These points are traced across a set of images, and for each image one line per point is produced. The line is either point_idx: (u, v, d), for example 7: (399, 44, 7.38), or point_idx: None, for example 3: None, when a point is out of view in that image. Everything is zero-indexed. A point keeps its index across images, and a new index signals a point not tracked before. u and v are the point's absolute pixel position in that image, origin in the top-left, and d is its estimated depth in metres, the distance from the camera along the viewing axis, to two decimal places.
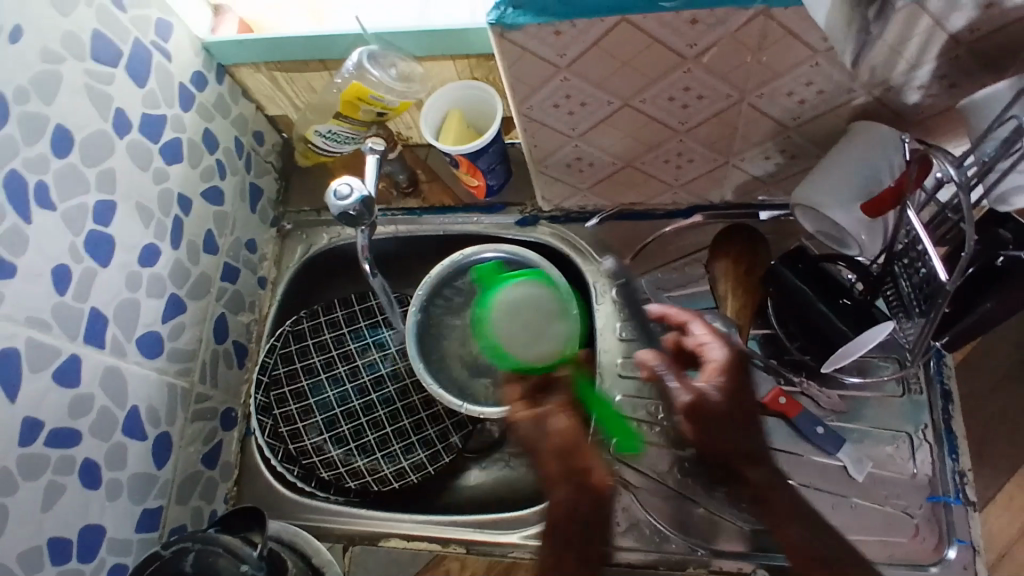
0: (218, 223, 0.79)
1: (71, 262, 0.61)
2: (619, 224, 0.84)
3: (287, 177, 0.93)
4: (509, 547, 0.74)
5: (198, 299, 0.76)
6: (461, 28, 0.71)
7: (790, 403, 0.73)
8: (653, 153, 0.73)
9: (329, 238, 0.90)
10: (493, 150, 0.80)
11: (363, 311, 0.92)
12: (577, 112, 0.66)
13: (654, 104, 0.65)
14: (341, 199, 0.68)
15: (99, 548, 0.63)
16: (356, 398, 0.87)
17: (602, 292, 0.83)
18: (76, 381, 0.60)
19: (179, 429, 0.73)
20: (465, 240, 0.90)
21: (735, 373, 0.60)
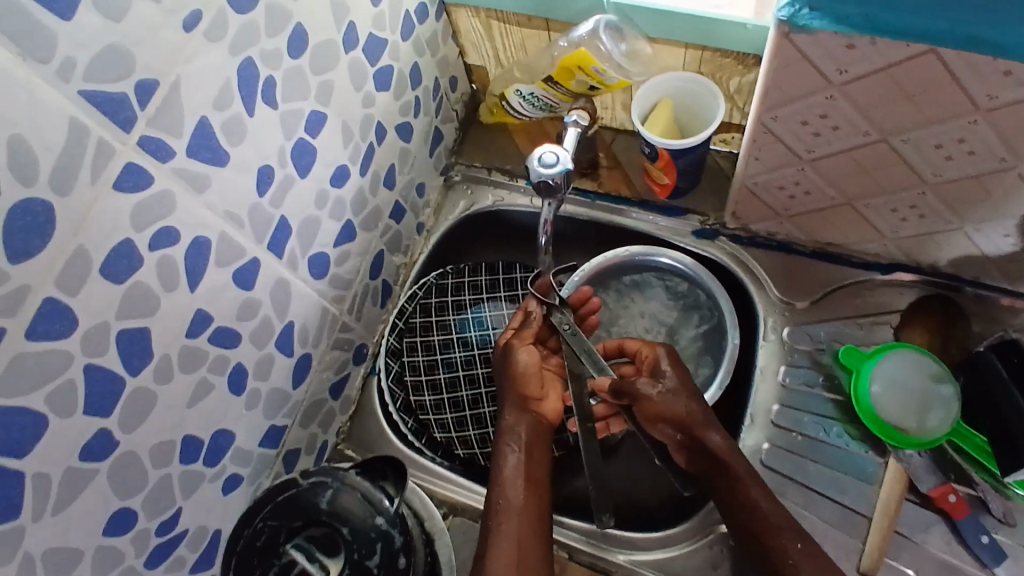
0: (401, 160, 0.78)
1: (276, 163, 0.59)
2: (805, 262, 0.78)
3: (466, 129, 0.91)
4: (612, 564, 0.71)
5: (366, 230, 0.74)
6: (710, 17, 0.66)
7: (959, 504, 0.66)
8: (881, 198, 0.66)
9: (494, 200, 0.88)
10: (697, 153, 0.75)
11: (506, 281, 0.89)
12: (823, 134, 0.60)
13: (914, 146, 0.58)
14: (544, 166, 0.64)
15: (225, 454, 0.63)
16: (481, 366, 0.85)
17: (769, 329, 0.77)
18: (250, 285, 0.59)
19: (320, 355, 0.72)
20: (633, 237, 0.85)
21: (676, 362, 0.73)
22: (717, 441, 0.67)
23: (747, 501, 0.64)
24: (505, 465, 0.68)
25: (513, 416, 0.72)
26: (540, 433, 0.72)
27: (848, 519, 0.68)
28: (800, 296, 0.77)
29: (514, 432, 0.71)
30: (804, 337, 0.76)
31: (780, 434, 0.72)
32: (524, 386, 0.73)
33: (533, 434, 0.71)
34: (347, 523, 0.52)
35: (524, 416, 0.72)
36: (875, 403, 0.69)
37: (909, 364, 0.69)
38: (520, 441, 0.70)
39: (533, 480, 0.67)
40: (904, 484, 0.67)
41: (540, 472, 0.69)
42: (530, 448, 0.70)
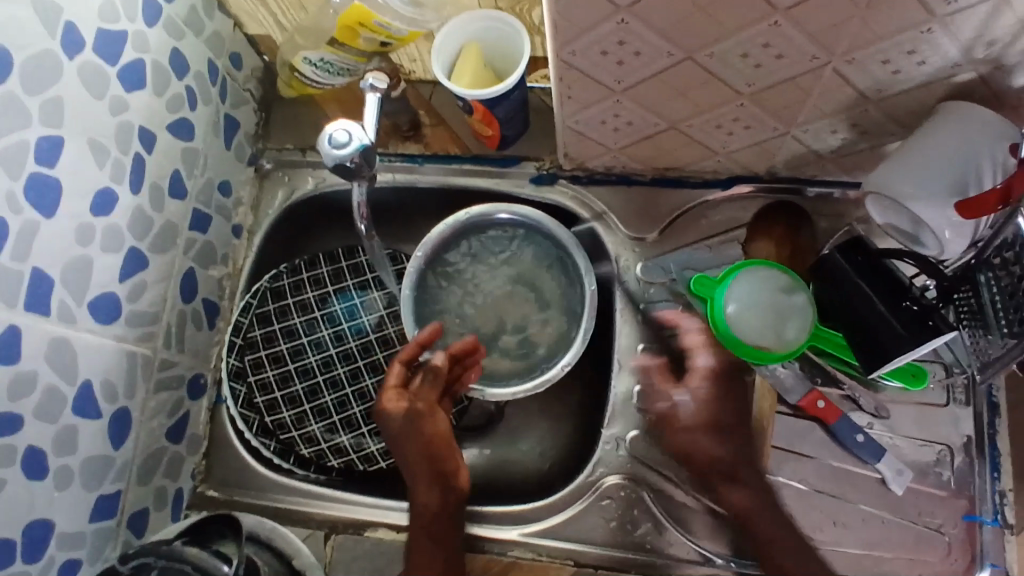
0: (187, 162, 0.68)
1: (8, 212, 0.49)
2: (648, 191, 0.75)
3: (268, 109, 0.80)
4: (508, 545, 0.68)
5: (162, 252, 0.65)
6: None
7: (829, 407, 0.67)
8: (705, 116, 0.62)
9: (316, 183, 0.79)
10: (516, 98, 0.69)
11: (351, 268, 0.82)
12: (628, 62, 0.55)
13: (722, 60, 0.54)
14: (336, 148, 0.56)
15: (48, 544, 0.55)
16: (341, 365, 0.78)
17: (624, 268, 0.74)
18: (16, 357, 0.50)
19: (140, 404, 0.63)
20: (473, 196, 0.79)
21: (721, 378, 0.67)
22: (738, 498, 0.64)
23: (734, 508, 0.64)
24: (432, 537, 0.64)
25: (433, 496, 0.66)
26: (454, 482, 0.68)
27: None
28: (649, 229, 0.74)
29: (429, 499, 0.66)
30: (659, 270, 0.73)
31: (652, 373, 0.71)
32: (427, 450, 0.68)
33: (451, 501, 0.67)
34: None
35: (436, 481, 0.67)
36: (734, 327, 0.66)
37: (759, 281, 0.66)
38: (433, 502, 0.66)
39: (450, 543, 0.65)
40: (773, 399, 0.67)
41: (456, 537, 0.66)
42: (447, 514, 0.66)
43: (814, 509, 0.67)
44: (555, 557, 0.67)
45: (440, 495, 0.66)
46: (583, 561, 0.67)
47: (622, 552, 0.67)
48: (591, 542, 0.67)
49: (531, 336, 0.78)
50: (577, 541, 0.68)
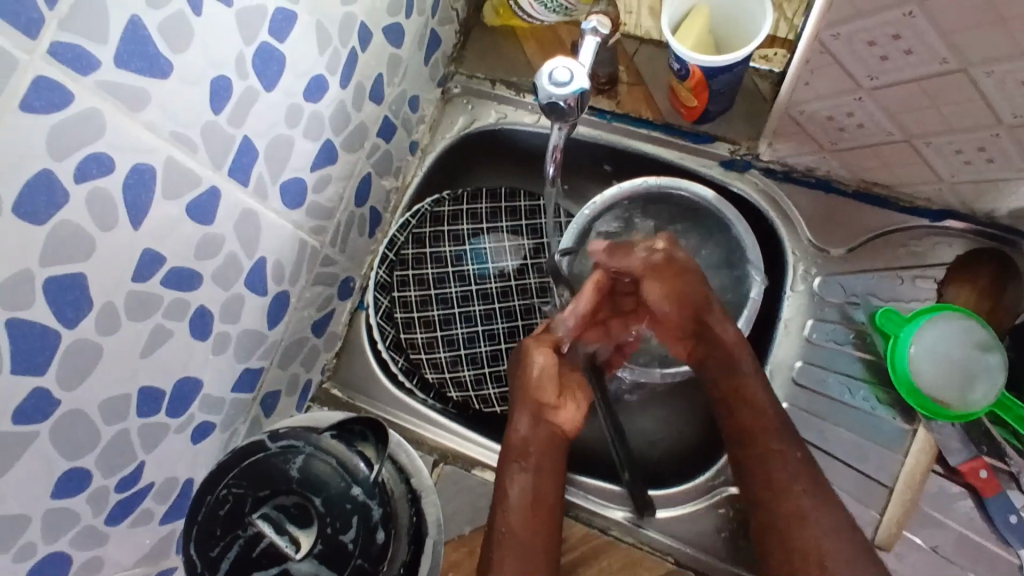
0: (389, 69, 0.68)
1: (234, 74, 0.50)
2: (846, 203, 0.69)
3: (468, 32, 0.79)
4: (610, 522, 0.67)
5: (349, 152, 0.66)
6: None
7: (990, 480, 0.61)
8: (948, 138, 0.56)
9: (497, 117, 0.78)
10: (734, 73, 0.65)
11: (509, 211, 0.81)
12: (893, 59, 0.50)
13: (1000, 81, 0.48)
14: (554, 86, 0.54)
15: (191, 402, 0.58)
16: (478, 303, 0.78)
17: (797, 278, 0.70)
18: (209, 218, 0.52)
19: (299, 292, 0.65)
20: (652, 165, 0.76)
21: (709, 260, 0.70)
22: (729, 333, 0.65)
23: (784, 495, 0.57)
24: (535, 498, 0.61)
25: (511, 478, 0.62)
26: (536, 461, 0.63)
27: (864, 487, 0.64)
28: (836, 243, 0.69)
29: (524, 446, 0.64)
30: (836, 288, 0.68)
31: (801, 394, 0.67)
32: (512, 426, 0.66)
33: (533, 482, 0.62)
34: (321, 493, 0.47)
35: (536, 426, 0.65)
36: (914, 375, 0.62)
37: (954, 333, 0.62)
38: (512, 491, 0.61)
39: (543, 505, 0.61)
40: (932, 455, 0.63)
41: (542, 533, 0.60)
42: (522, 497, 0.61)
43: None
44: (655, 548, 0.65)
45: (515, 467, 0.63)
46: (686, 563, 0.65)
47: (724, 565, 0.64)
48: (694, 546, 0.65)
49: None
50: (681, 540, 0.65)
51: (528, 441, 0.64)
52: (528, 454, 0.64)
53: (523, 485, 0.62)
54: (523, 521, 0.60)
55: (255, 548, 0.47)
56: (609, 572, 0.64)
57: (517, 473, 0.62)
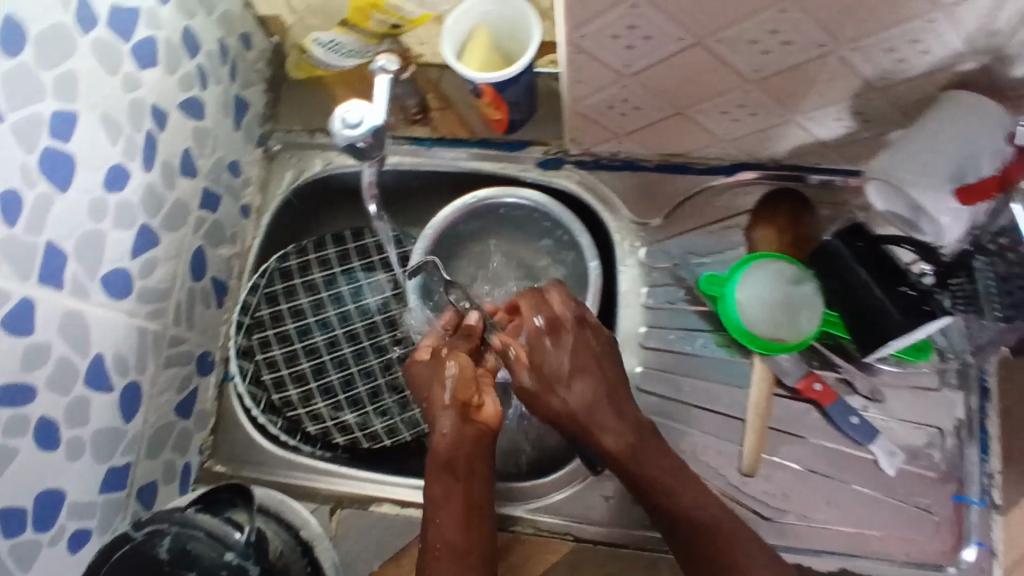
0: (198, 141, 0.68)
1: (21, 183, 0.50)
2: (654, 176, 0.76)
3: (276, 89, 0.81)
4: (510, 520, 0.70)
5: (173, 230, 0.66)
6: None
7: (825, 391, 0.68)
8: (710, 103, 0.63)
9: (323, 165, 0.80)
10: (523, 81, 0.70)
11: (357, 250, 0.83)
12: (638, 46, 0.56)
13: (730, 47, 0.55)
14: (349, 128, 0.57)
15: (59, 513, 0.56)
16: (347, 345, 0.80)
17: (628, 252, 0.76)
18: (29, 328, 0.51)
19: (151, 378, 0.64)
20: (479, 179, 0.80)
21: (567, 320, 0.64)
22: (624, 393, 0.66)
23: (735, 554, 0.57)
24: (467, 496, 0.60)
25: (438, 483, 0.60)
26: (459, 465, 0.60)
27: (725, 425, 0.70)
28: (653, 214, 0.76)
29: (450, 449, 0.60)
30: (662, 254, 0.75)
31: (653, 355, 0.73)
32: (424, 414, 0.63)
33: (462, 491, 0.60)
34: (195, 568, 0.48)
35: (461, 428, 0.61)
36: (750, 330, 0.69)
37: (767, 281, 0.69)
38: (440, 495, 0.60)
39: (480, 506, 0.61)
40: (772, 381, 0.69)
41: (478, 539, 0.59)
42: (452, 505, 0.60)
43: (810, 490, 0.68)
44: (556, 533, 0.69)
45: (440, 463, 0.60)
46: (584, 536, 0.68)
47: (621, 530, 0.68)
48: (592, 521, 0.69)
49: None
50: (579, 518, 0.69)
51: (451, 442, 0.60)
52: (454, 464, 0.60)
53: (452, 487, 0.60)
54: (456, 528, 0.59)
55: None
56: (520, 565, 0.68)
57: (444, 471, 0.60)
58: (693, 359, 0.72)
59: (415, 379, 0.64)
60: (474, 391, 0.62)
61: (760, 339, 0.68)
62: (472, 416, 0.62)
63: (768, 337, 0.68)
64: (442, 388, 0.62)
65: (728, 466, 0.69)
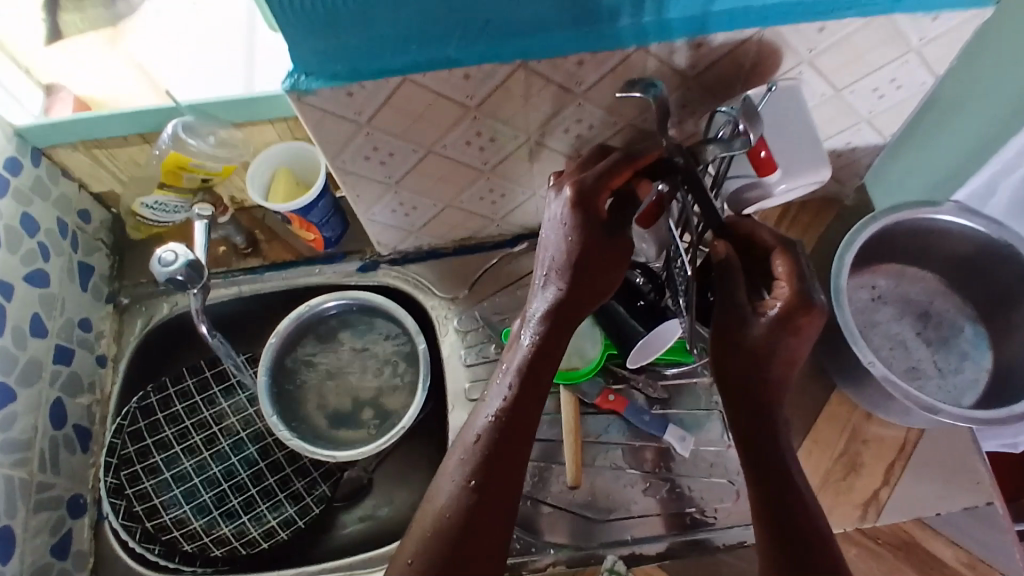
0: (45, 307, 0.79)
1: None
2: (453, 259, 0.91)
3: (121, 252, 0.93)
4: None
5: (29, 385, 0.75)
6: (253, 96, 0.78)
7: (618, 399, 0.81)
8: (466, 193, 0.80)
9: (170, 306, 0.90)
10: (323, 205, 0.84)
11: (214, 377, 0.92)
12: (387, 161, 0.72)
13: (453, 150, 0.72)
14: (166, 265, 0.70)
15: None
16: (216, 465, 0.87)
17: (446, 325, 0.89)
18: None
19: (23, 522, 0.71)
20: (313, 290, 0.93)
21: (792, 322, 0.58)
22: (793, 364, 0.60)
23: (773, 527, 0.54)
24: (542, 380, 0.57)
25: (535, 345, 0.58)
26: (551, 345, 0.58)
27: (549, 449, 0.81)
28: (459, 288, 0.90)
29: (557, 317, 0.59)
30: (472, 319, 0.89)
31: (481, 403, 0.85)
32: (547, 258, 0.60)
33: (545, 375, 0.57)
34: None
35: (567, 294, 0.59)
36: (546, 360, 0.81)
37: None
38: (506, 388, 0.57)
39: (543, 387, 0.57)
40: (576, 402, 0.80)
41: (517, 469, 0.54)
42: (519, 416, 0.55)
43: (629, 487, 0.79)
44: None
45: (533, 352, 0.58)
46: None
47: None
48: None
49: (383, 403, 0.91)
50: None
51: (563, 300, 0.59)
52: (552, 332, 0.58)
53: (536, 353, 0.58)
54: (517, 419, 0.55)
55: None
56: None
57: (543, 330, 0.58)
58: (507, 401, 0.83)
59: (557, 198, 0.60)
60: (597, 276, 0.60)
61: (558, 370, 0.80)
62: (587, 301, 0.60)
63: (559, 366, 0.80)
64: (589, 233, 0.59)
65: (558, 482, 0.80)
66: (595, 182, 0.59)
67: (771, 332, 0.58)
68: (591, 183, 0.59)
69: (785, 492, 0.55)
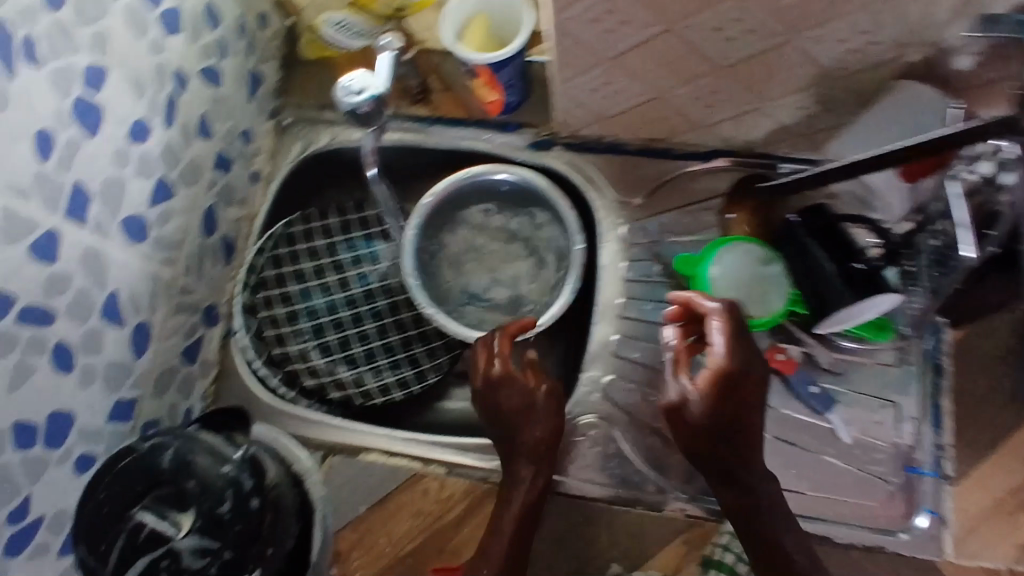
0: (214, 108, 0.74)
1: (55, 125, 0.56)
2: (632, 159, 0.80)
3: (289, 68, 0.87)
4: (488, 472, 0.74)
5: (188, 185, 0.71)
6: None
7: (786, 361, 0.74)
8: (682, 89, 0.68)
9: (331, 138, 0.86)
10: (516, 65, 0.75)
11: (357, 221, 0.88)
12: (616, 30, 0.60)
13: (697, 33, 0.60)
14: (352, 95, 0.63)
15: (68, 435, 0.60)
16: (345, 309, 0.85)
17: (609, 229, 0.80)
18: (54, 256, 0.56)
19: (160, 321, 0.69)
20: (473, 157, 0.85)
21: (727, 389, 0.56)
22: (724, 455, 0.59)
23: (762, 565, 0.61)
24: (540, 478, 0.68)
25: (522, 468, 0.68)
26: (545, 455, 0.69)
27: (694, 392, 0.74)
28: (635, 194, 0.80)
29: (535, 451, 0.69)
30: (642, 233, 0.79)
31: (631, 324, 0.77)
32: (489, 411, 0.71)
33: (546, 468, 0.69)
34: (193, 477, 0.52)
35: (532, 432, 0.69)
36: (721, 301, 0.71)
37: (741, 257, 0.72)
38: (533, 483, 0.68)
39: (541, 480, 0.68)
40: None
41: (520, 526, 0.66)
42: (528, 511, 0.67)
43: (769, 454, 0.73)
44: None
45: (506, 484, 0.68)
46: (557, 488, 0.73)
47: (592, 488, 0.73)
48: (566, 476, 0.73)
49: (521, 292, 0.86)
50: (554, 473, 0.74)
51: (502, 424, 0.70)
52: (540, 453, 0.69)
53: (525, 477, 0.68)
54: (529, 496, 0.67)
55: (137, 538, 0.50)
56: None
57: (503, 446, 0.70)
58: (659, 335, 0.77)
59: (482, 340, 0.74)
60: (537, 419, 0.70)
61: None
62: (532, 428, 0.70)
63: (735, 312, 0.71)
64: (517, 385, 0.71)
65: None
66: (500, 340, 0.72)
67: (682, 408, 0.58)
68: (493, 345, 0.72)
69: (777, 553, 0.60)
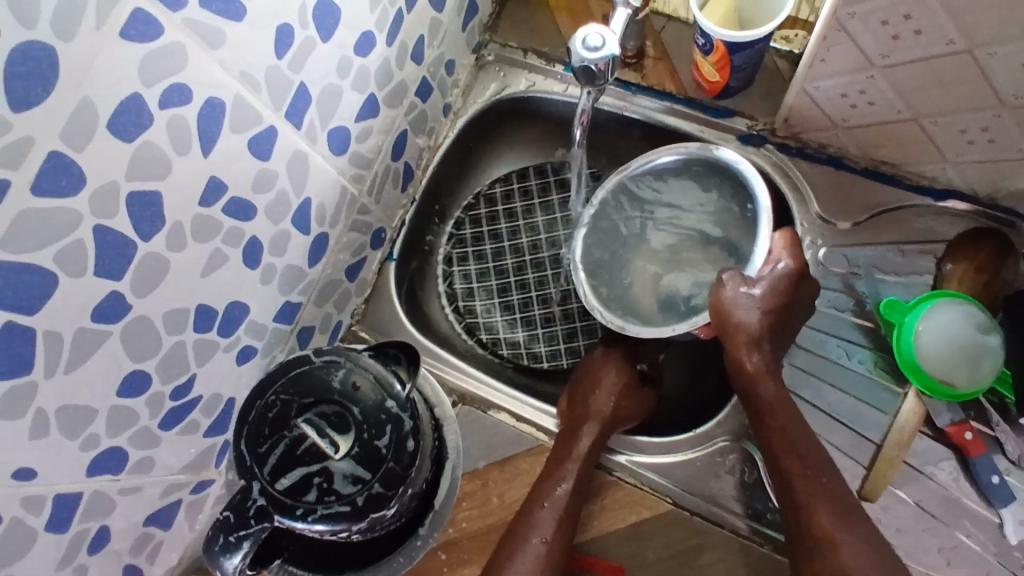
0: (431, 32, 0.72)
1: (296, 23, 0.53)
2: (853, 179, 0.72)
3: (503, 3, 0.84)
4: (615, 466, 0.71)
5: (390, 106, 0.70)
6: None
7: (975, 441, 0.65)
8: (948, 117, 0.59)
9: (528, 85, 0.82)
10: (756, 50, 0.68)
11: (558, 184, 0.86)
12: (904, 38, 0.53)
13: (1001, 64, 0.51)
14: (587, 50, 0.58)
15: (239, 326, 0.61)
16: (531, 271, 0.83)
17: (804, 246, 0.73)
18: (266, 155, 0.55)
19: (337, 235, 0.70)
20: (668, 138, 0.80)
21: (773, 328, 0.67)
22: (787, 438, 0.63)
23: (839, 552, 0.57)
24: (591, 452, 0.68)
25: (568, 433, 0.69)
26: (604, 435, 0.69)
27: (858, 444, 0.67)
28: (842, 216, 0.72)
29: (598, 421, 0.69)
30: (841, 259, 0.72)
31: (804, 355, 0.71)
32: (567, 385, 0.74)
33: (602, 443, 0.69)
34: (358, 405, 0.53)
35: (606, 406, 0.70)
36: (920, 359, 0.65)
37: (954, 316, 0.65)
38: (598, 432, 0.69)
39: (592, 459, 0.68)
40: (920, 417, 0.66)
41: (565, 475, 0.66)
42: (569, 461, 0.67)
43: (922, 533, 0.65)
44: (656, 491, 0.70)
45: (560, 447, 0.69)
46: (683, 504, 0.69)
47: (716, 510, 0.69)
48: (689, 492, 0.69)
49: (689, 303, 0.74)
50: (679, 485, 0.70)
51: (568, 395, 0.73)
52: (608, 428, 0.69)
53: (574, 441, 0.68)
54: (584, 454, 0.67)
55: (298, 447, 0.51)
56: (611, 509, 0.70)
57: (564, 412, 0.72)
58: (828, 374, 0.70)
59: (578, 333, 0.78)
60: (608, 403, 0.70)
61: (924, 373, 0.65)
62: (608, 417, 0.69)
63: (933, 376, 0.65)
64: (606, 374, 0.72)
65: (847, 484, 0.67)
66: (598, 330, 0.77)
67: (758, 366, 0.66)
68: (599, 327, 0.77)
69: (831, 534, 0.58)
